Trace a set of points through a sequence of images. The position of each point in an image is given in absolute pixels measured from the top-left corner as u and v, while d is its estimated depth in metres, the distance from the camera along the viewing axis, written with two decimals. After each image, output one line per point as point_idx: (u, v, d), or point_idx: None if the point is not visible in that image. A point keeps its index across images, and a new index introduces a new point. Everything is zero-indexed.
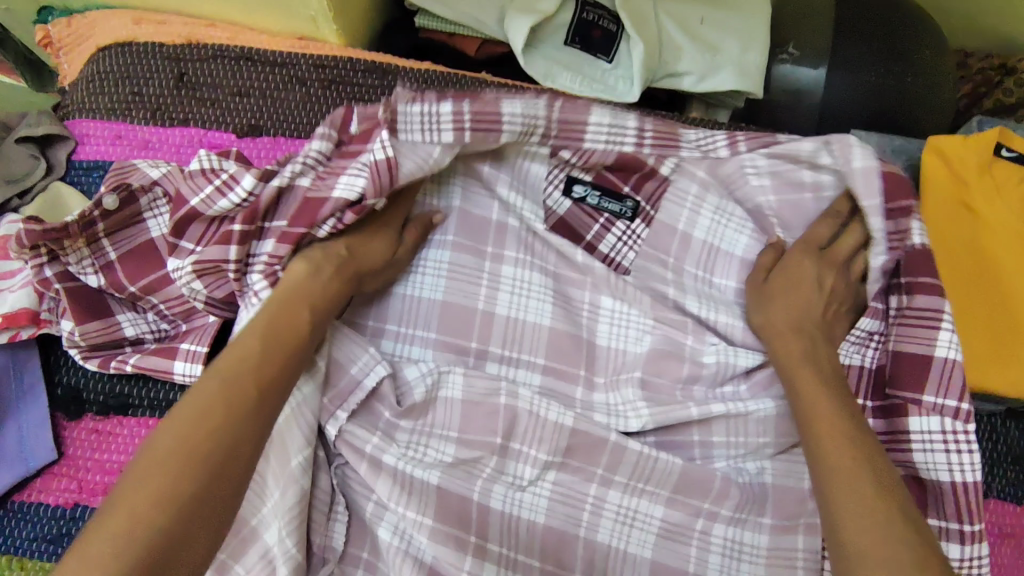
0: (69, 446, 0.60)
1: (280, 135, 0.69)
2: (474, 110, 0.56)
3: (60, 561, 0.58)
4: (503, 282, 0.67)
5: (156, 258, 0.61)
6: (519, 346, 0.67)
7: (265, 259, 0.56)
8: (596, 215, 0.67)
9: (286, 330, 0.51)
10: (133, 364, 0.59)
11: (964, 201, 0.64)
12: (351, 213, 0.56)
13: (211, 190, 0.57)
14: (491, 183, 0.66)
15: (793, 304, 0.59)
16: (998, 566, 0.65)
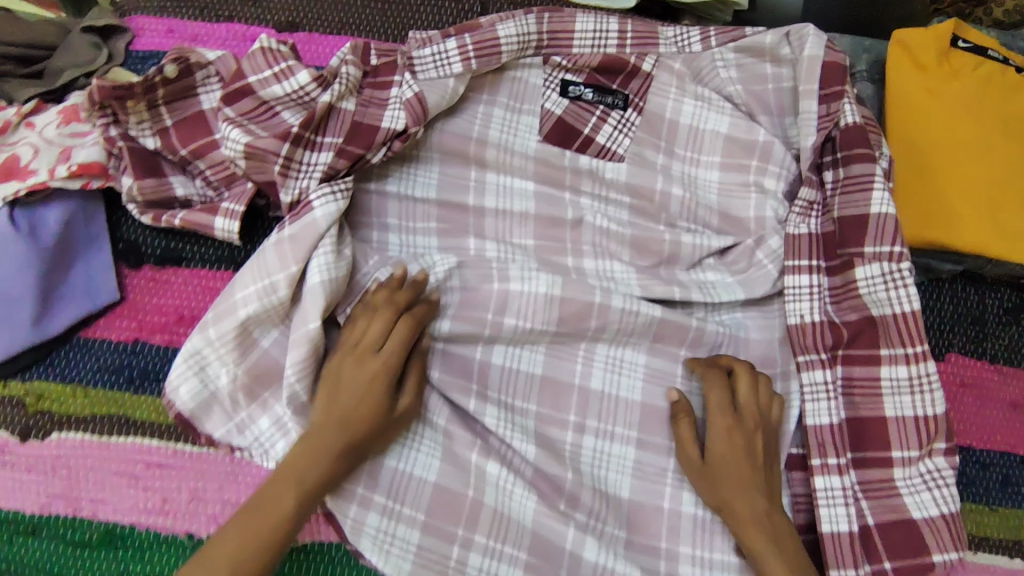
0: (129, 290, 0.67)
1: (314, 31, 0.76)
2: (474, 41, 0.70)
3: (121, 389, 0.66)
4: (490, 185, 0.72)
5: (206, 126, 0.67)
6: (510, 234, 0.72)
7: (322, 166, 0.65)
8: (590, 110, 0.74)
9: (280, 508, 0.56)
10: (182, 217, 0.65)
11: (924, 86, 0.71)
12: (398, 142, 0.67)
13: (269, 75, 0.67)
14: (494, 102, 0.73)
15: (732, 484, 0.62)
16: (959, 410, 0.73)
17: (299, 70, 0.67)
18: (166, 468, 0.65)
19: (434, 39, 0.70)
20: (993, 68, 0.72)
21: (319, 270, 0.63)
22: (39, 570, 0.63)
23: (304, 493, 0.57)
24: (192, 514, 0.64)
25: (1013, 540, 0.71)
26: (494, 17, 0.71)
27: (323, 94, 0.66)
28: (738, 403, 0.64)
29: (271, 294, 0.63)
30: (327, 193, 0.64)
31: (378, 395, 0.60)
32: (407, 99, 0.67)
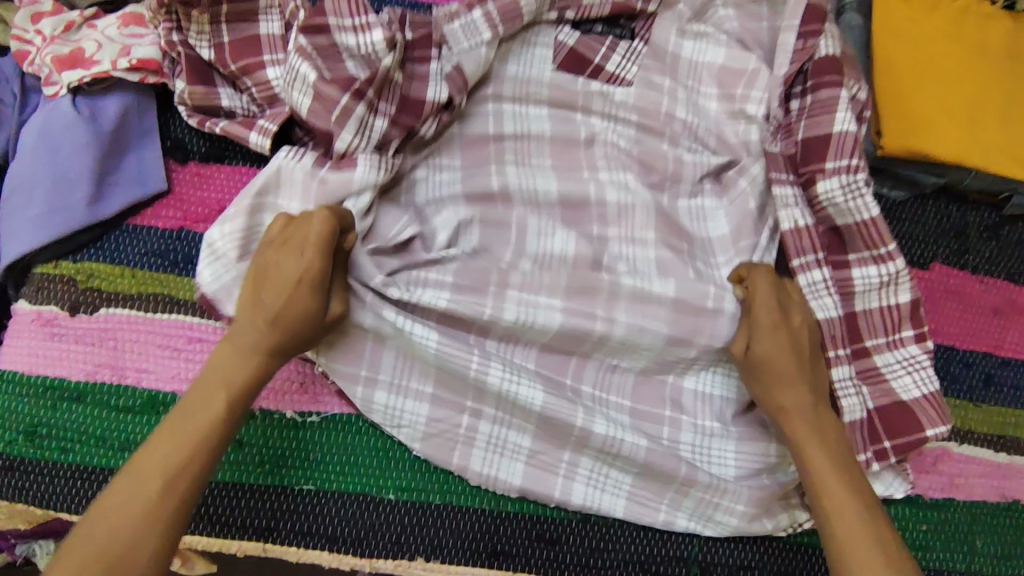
0: (176, 183, 0.73)
1: None
2: (497, 8, 0.72)
3: (167, 272, 0.71)
4: (507, 114, 0.74)
5: (258, 46, 0.72)
6: (529, 155, 0.73)
7: (377, 133, 0.68)
8: (601, 41, 0.76)
9: (195, 426, 0.58)
10: (222, 126, 0.70)
11: (908, 13, 0.78)
12: (443, 114, 0.71)
13: (349, 24, 0.69)
14: (518, 59, 0.75)
15: (779, 380, 0.64)
16: (944, 313, 0.78)
17: (376, 29, 0.69)
18: (207, 342, 0.69)
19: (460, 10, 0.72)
20: (971, 3, 0.78)
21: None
22: (84, 433, 0.67)
23: (221, 410, 0.59)
24: None
25: (995, 435, 0.75)
26: None
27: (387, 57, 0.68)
28: (783, 304, 0.65)
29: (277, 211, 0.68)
30: (372, 162, 0.67)
31: (294, 310, 0.61)
32: (450, 72, 0.71)
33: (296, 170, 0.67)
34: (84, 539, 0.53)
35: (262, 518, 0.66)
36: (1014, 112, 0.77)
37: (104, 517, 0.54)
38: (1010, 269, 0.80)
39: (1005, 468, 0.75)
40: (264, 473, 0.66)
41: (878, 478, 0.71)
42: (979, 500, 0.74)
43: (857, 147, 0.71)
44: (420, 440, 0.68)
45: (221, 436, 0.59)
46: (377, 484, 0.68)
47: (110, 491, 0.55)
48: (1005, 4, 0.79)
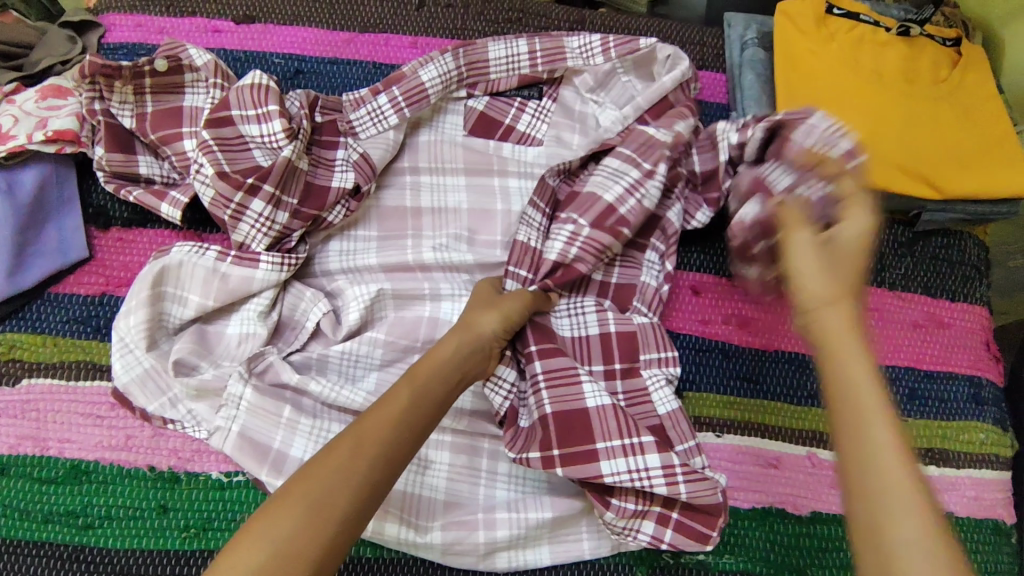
0: (98, 249, 0.74)
1: (269, 23, 0.84)
2: (402, 93, 0.77)
3: (89, 338, 0.71)
4: (424, 183, 0.79)
5: (178, 118, 0.73)
6: (445, 225, 0.77)
7: (278, 226, 0.70)
8: (509, 103, 0.82)
9: (398, 409, 0.54)
10: (135, 197, 0.71)
11: (808, 46, 0.82)
12: (352, 199, 0.74)
13: (252, 114, 0.71)
14: (434, 127, 0.81)
15: (841, 272, 0.52)
16: None
17: (275, 118, 0.71)
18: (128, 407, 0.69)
19: (366, 97, 0.77)
20: (865, 31, 0.83)
21: (240, 323, 0.69)
22: (7, 508, 0.66)
23: (410, 401, 0.55)
24: (153, 449, 0.68)
25: (921, 448, 0.77)
26: (415, 66, 0.78)
27: (287, 148, 0.70)
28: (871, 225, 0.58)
29: (178, 305, 0.69)
30: (276, 262, 0.69)
31: (492, 325, 0.65)
32: (355, 159, 0.74)
33: (196, 265, 0.68)
34: (259, 524, 0.46)
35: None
36: (915, 132, 0.80)
37: (306, 477, 0.48)
38: (927, 283, 0.82)
39: (934, 480, 0.76)
40: (189, 538, 0.65)
41: (807, 502, 0.72)
42: None
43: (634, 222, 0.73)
44: None
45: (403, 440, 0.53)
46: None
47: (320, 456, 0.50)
48: (899, 30, 0.83)
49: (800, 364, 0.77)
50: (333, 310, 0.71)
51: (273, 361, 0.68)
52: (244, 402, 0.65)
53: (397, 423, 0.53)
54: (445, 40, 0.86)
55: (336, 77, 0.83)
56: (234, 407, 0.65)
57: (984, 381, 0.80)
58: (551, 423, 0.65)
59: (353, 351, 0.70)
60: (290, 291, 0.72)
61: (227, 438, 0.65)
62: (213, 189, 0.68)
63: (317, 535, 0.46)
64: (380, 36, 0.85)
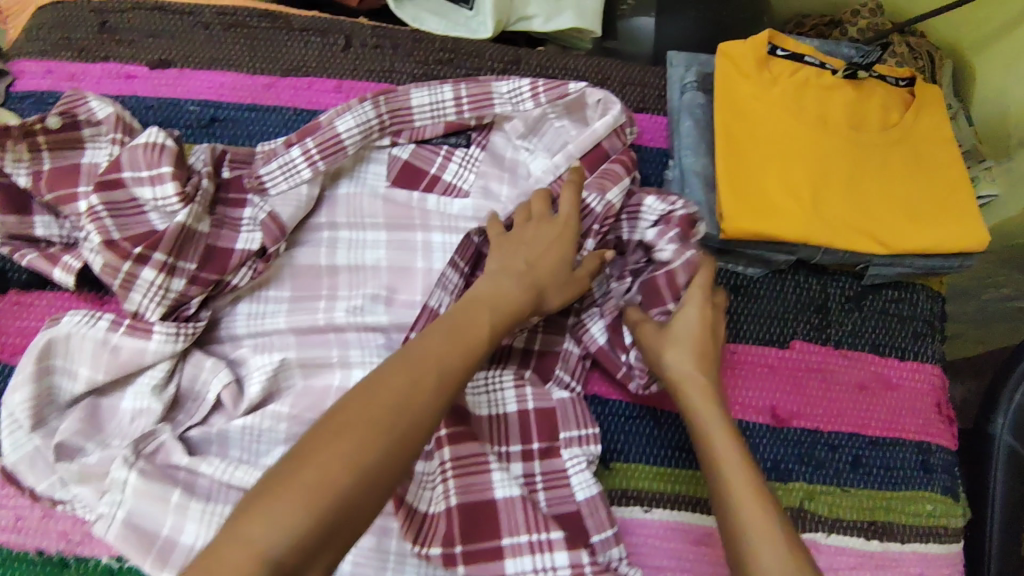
0: None
1: (185, 67, 0.80)
2: (316, 144, 0.73)
3: None
4: (342, 239, 0.75)
5: (75, 177, 0.69)
6: (363, 285, 0.73)
7: (174, 295, 0.66)
8: (436, 152, 0.78)
9: (472, 347, 0.55)
10: (28, 261, 0.68)
11: (749, 91, 0.77)
12: (260, 261, 0.70)
13: (146, 174, 0.68)
14: (357, 177, 0.77)
15: (682, 342, 0.64)
16: (805, 392, 0.75)
17: (168, 180, 0.67)
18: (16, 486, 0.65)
19: (279, 149, 0.73)
20: (811, 73, 0.78)
21: (134, 398, 0.66)
22: None
23: (485, 344, 0.56)
24: (41, 531, 0.64)
25: (865, 522, 0.72)
26: (331, 114, 0.74)
27: (181, 213, 0.67)
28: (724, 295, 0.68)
29: (69, 379, 0.66)
30: (172, 332, 0.65)
31: (557, 293, 0.65)
32: (262, 219, 0.70)
33: (85, 338, 0.65)
34: (347, 435, 0.46)
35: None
36: (861, 182, 0.75)
37: (379, 399, 0.48)
38: (875, 340, 0.78)
39: (879, 557, 0.71)
40: None
41: None
42: None
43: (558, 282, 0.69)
44: None
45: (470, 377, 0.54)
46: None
47: (384, 378, 0.50)
48: (847, 73, 0.78)
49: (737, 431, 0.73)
50: (235, 380, 0.67)
51: (167, 439, 0.64)
52: (129, 488, 0.61)
53: (471, 364, 0.54)
54: (372, 83, 0.82)
55: (254, 126, 0.79)
56: (119, 493, 0.61)
57: (933, 447, 0.76)
58: (455, 515, 0.61)
59: (253, 425, 0.66)
60: (190, 360, 0.68)
61: (110, 526, 0.60)
62: (100, 259, 0.65)
63: (391, 464, 0.46)
64: (303, 80, 0.81)
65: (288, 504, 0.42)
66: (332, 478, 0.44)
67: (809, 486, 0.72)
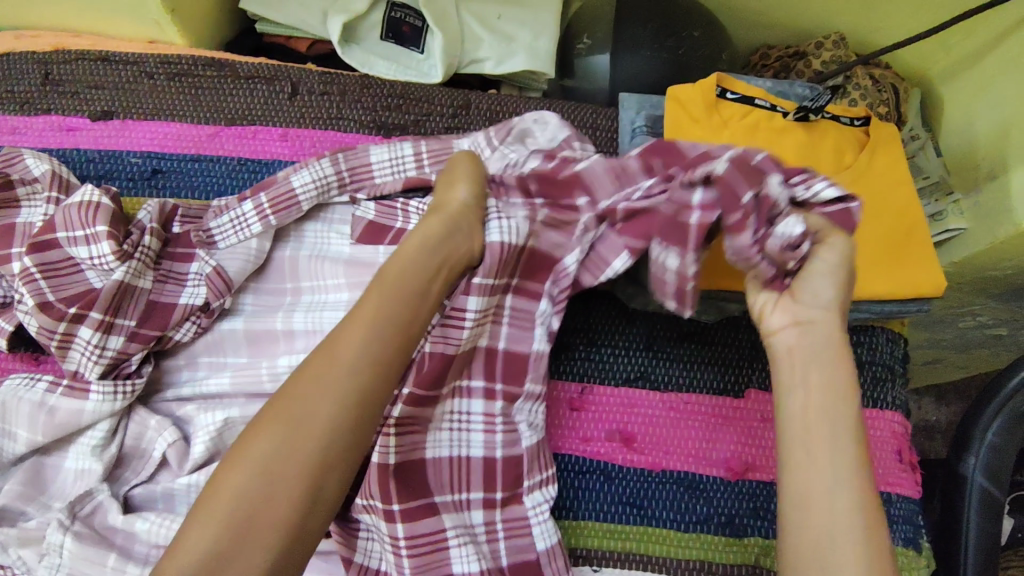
0: None
1: (128, 119, 0.80)
2: (269, 200, 0.70)
3: None
4: (302, 300, 0.71)
5: (10, 237, 0.68)
6: None
7: (111, 353, 0.64)
8: (395, 205, 0.71)
9: (374, 313, 0.52)
10: None
11: (698, 135, 0.77)
12: (204, 316, 0.69)
13: (80, 235, 0.66)
14: (308, 235, 0.74)
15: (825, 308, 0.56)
16: (760, 446, 0.73)
17: (103, 240, 0.66)
18: None
19: (231, 204, 0.71)
20: (761, 117, 0.77)
21: (75, 458, 0.65)
22: None
23: (380, 301, 0.53)
24: None
25: None
26: (290, 170, 0.72)
27: (118, 271, 0.65)
28: None
29: (8, 440, 0.64)
30: (105, 394, 0.64)
31: (463, 201, 0.63)
32: (206, 273, 0.68)
33: (23, 400, 0.64)
34: (257, 422, 0.47)
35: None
36: None
37: (285, 394, 0.48)
38: None
39: None
40: None
41: None
42: None
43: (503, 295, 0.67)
44: None
45: (383, 334, 0.52)
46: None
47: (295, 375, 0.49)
48: (798, 115, 0.77)
49: (689, 484, 0.71)
50: (181, 438, 0.65)
51: (104, 498, 0.63)
52: (64, 551, 0.60)
53: (374, 320, 0.52)
54: (319, 131, 0.81)
55: (197, 177, 0.78)
56: (56, 562, 0.60)
57: (893, 497, 0.74)
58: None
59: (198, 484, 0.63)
60: (134, 418, 0.67)
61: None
62: (35, 322, 0.64)
63: (302, 444, 0.46)
64: (247, 129, 0.81)
65: (208, 516, 0.44)
66: (236, 475, 0.45)
67: (766, 544, 0.70)
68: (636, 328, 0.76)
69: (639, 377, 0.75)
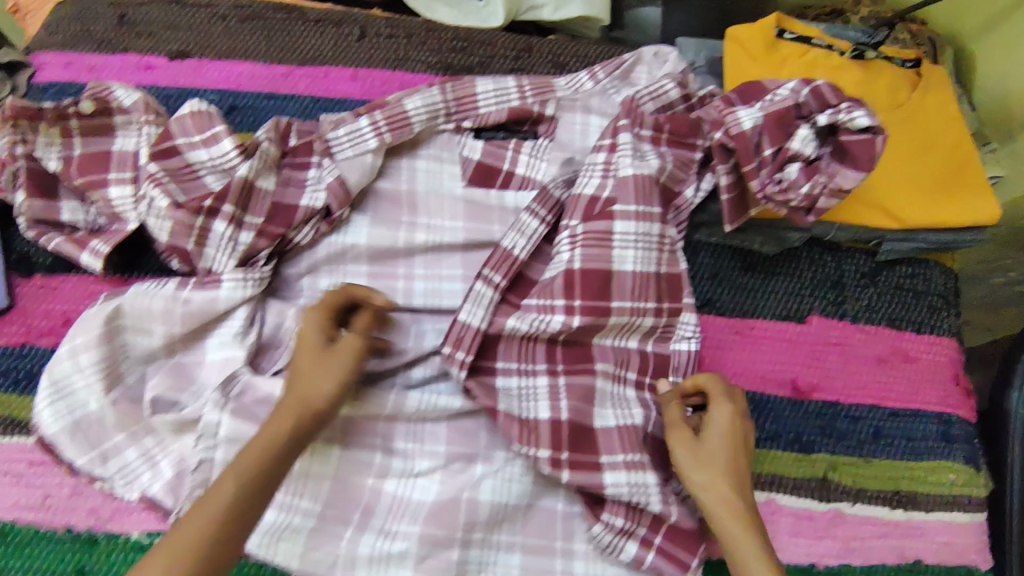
0: (19, 298, 0.71)
1: (204, 58, 0.82)
2: (385, 118, 0.75)
3: (7, 390, 0.68)
4: (421, 224, 0.76)
5: (106, 163, 0.70)
6: (439, 265, 0.75)
7: (243, 247, 0.67)
8: (504, 147, 0.80)
9: (220, 506, 0.53)
10: (54, 244, 0.69)
11: (759, 72, 0.79)
12: (325, 222, 0.72)
13: (199, 139, 0.69)
14: (413, 166, 0.79)
15: (711, 456, 0.62)
16: (826, 369, 0.76)
17: (223, 139, 0.69)
18: (47, 464, 0.66)
19: (348, 120, 0.75)
20: (818, 55, 0.80)
21: (219, 347, 0.67)
22: None
23: (234, 490, 0.54)
24: (73, 508, 0.65)
25: (889, 491, 0.73)
26: (400, 95, 0.77)
27: (242, 167, 0.68)
28: (736, 431, 0.64)
29: (142, 336, 0.67)
30: (238, 279, 0.66)
31: (327, 393, 0.60)
32: (329, 183, 0.71)
33: (154, 297, 0.66)
34: None
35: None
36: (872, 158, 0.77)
37: None
38: (891, 314, 0.78)
39: (903, 526, 0.72)
40: None
41: None
42: (878, 564, 0.70)
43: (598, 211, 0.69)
44: (298, 558, 0.64)
45: (234, 532, 0.53)
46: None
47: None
48: (854, 53, 0.80)
49: (759, 403, 0.74)
50: None
51: (248, 380, 0.66)
52: (221, 429, 0.63)
53: (225, 511, 0.53)
54: (387, 71, 0.84)
55: (272, 114, 0.80)
56: (211, 438, 0.63)
57: (953, 417, 0.76)
58: (548, 433, 0.67)
59: None
60: (268, 309, 0.70)
61: (214, 468, 0.63)
62: (169, 222, 0.66)
63: None
64: (319, 69, 0.83)
65: None
66: None
67: (833, 457, 0.73)
68: (701, 259, 0.78)
69: (704, 303, 0.77)
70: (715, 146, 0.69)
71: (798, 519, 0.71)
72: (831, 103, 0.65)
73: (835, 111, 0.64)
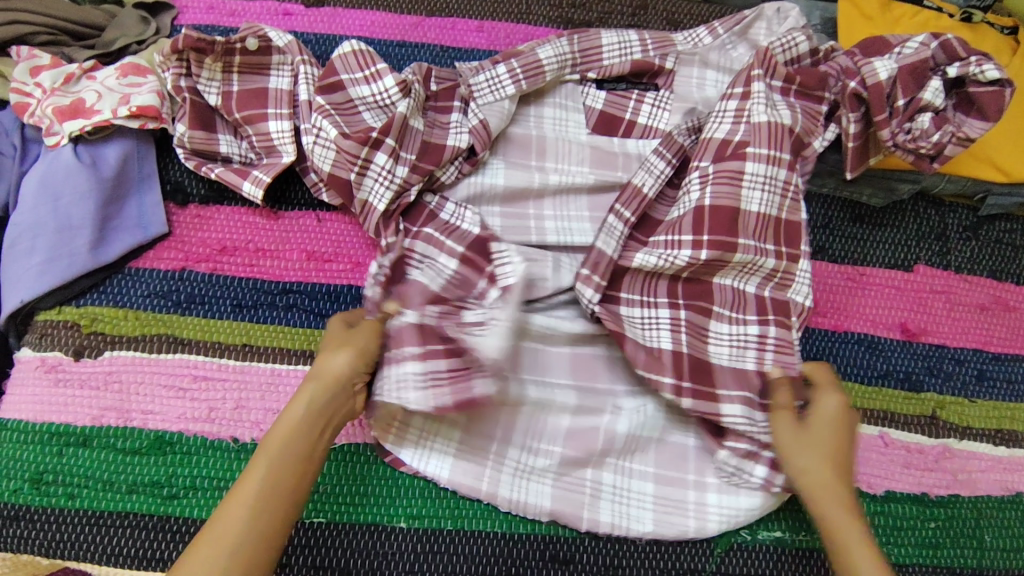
0: (176, 226, 0.74)
1: (339, 6, 0.85)
2: (521, 65, 0.78)
3: (169, 312, 0.72)
4: (549, 168, 0.79)
5: (263, 98, 0.73)
6: (567, 207, 0.78)
7: (398, 179, 0.71)
8: (627, 97, 0.83)
9: (269, 474, 0.56)
10: (217, 173, 0.73)
11: (873, 31, 0.83)
12: (467, 163, 0.76)
13: (361, 76, 0.73)
14: (541, 112, 0.81)
15: (816, 437, 0.66)
16: (932, 315, 0.80)
17: (385, 76, 0.73)
18: (210, 380, 0.70)
19: (485, 66, 0.78)
20: (929, 17, 0.84)
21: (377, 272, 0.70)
22: (93, 478, 0.67)
23: (286, 462, 0.58)
24: (237, 420, 0.69)
25: (992, 429, 0.77)
26: (532, 44, 0.80)
27: (400, 103, 0.72)
28: (834, 414, 0.67)
29: None
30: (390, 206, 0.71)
31: (346, 366, 0.63)
32: (472, 125, 0.75)
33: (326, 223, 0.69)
34: None
35: (304, 556, 0.67)
36: None
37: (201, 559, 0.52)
38: (993, 267, 0.82)
39: (1006, 462, 0.76)
40: None
41: (877, 480, 0.74)
42: (983, 495, 0.75)
43: (730, 155, 0.73)
44: (448, 469, 0.69)
45: (286, 500, 0.57)
46: (406, 512, 0.69)
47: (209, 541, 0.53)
48: (962, 16, 0.84)
49: (870, 345, 0.78)
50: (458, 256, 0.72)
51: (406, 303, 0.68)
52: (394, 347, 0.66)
53: (275, 483, 0.56)
54: (512, 24, 0.87)
55: (406, 61, 0.84)
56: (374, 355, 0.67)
57: None
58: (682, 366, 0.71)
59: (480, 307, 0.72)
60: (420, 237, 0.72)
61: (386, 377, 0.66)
62: (333, 152, 0.70)
63: None
64: (448, 20, 0.86)
65: None
66: None
67: (940, 397, 0.77)
68: (814, 209, 0.81)
69: (817, 250, 0.81)
70: (846, 96, 0.74)
71: (909, 452, 0.75)
72: (960, 56, 0.71)
73: (966, 63, 0.70)
